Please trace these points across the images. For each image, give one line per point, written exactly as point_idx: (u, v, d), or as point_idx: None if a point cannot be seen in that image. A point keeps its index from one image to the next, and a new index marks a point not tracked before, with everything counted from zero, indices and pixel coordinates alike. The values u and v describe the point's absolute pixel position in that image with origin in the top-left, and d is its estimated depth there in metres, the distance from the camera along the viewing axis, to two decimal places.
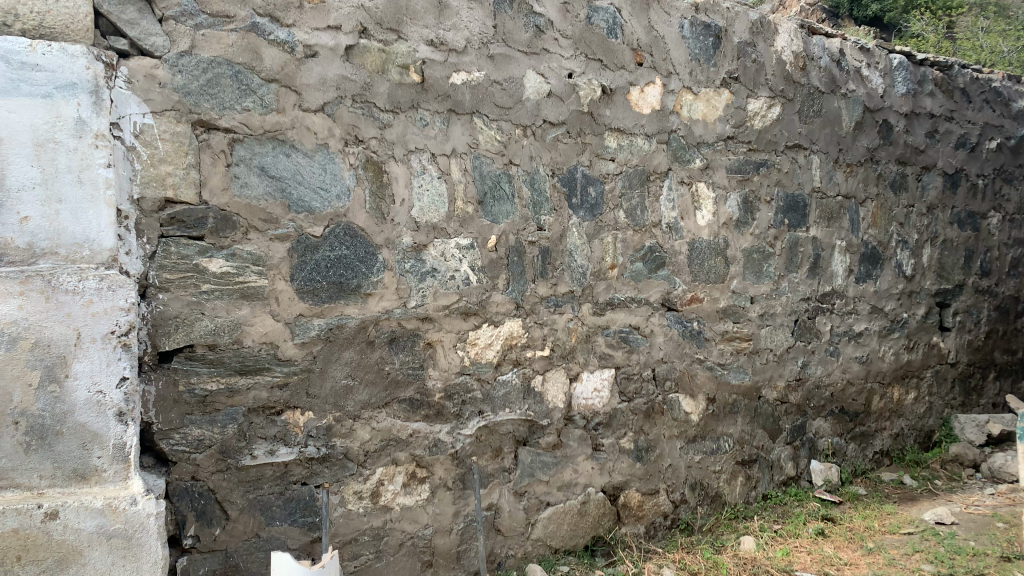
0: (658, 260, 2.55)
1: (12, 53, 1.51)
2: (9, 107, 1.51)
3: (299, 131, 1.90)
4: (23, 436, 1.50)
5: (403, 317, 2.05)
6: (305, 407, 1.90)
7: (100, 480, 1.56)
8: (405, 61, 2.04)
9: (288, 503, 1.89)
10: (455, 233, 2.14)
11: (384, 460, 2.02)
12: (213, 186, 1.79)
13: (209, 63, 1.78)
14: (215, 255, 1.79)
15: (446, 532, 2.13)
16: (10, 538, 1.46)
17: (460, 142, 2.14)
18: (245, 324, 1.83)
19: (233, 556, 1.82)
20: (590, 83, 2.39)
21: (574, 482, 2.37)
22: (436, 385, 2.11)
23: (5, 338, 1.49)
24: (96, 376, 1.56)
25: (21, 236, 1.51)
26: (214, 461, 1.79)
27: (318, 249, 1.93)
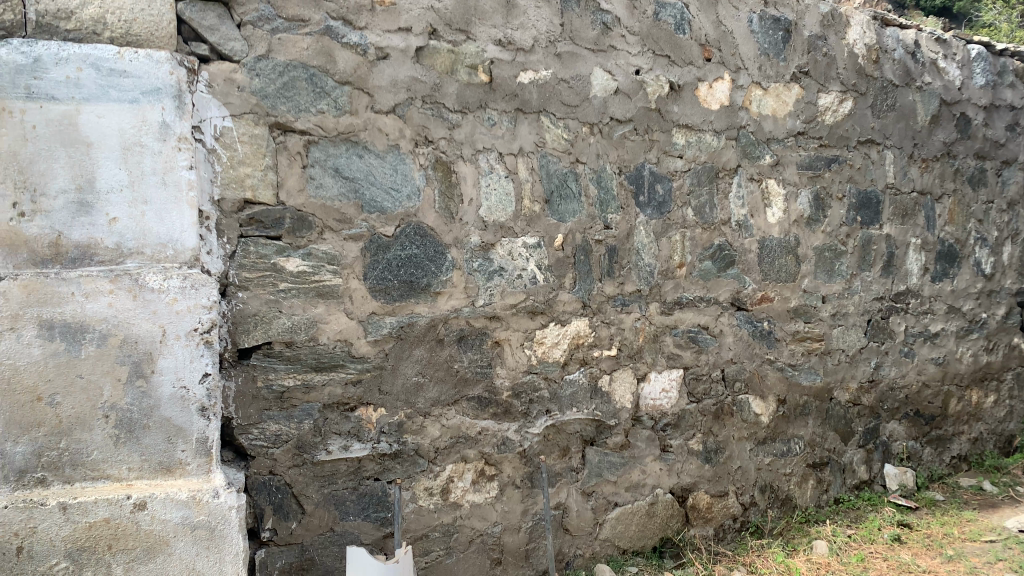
0: (728, 258, 2.51)
1: (102, 60, 1.58)
2: (99, 113, 1.57)
3: (372, 132, 1.93)
4: (113, 429, 1.56)
5: (472, 316, 2.06)
6: (377, 403, 1.94)
7: (184, 473, 1.62)
8: (473, 61, 2.06)
9: (361, 498, 1.92)
10: (522, 232, 2.14)
11: (453, 458, 2.04)
12: (290, 187, 1.83)
13: (285, 66, 1.82)
14: (292, 255, 1.83)
15: (515, 530, 2.14)
16: (102, 527, 1.52)
17: (527, 141, 2.15)
18: (321, 321, 1.86)
19: (309, 550, 1.86)
20: (658, 79, 2.36)
21: (642, 483, 2.35)
22: (504, 384, 2.12)
23: (96, 335, 1.55)
24: (180, 372, 1.61)
25: (110, 237, 1.58)
26: (291, 455, 1.83)
27: (389, 249, 1.96)
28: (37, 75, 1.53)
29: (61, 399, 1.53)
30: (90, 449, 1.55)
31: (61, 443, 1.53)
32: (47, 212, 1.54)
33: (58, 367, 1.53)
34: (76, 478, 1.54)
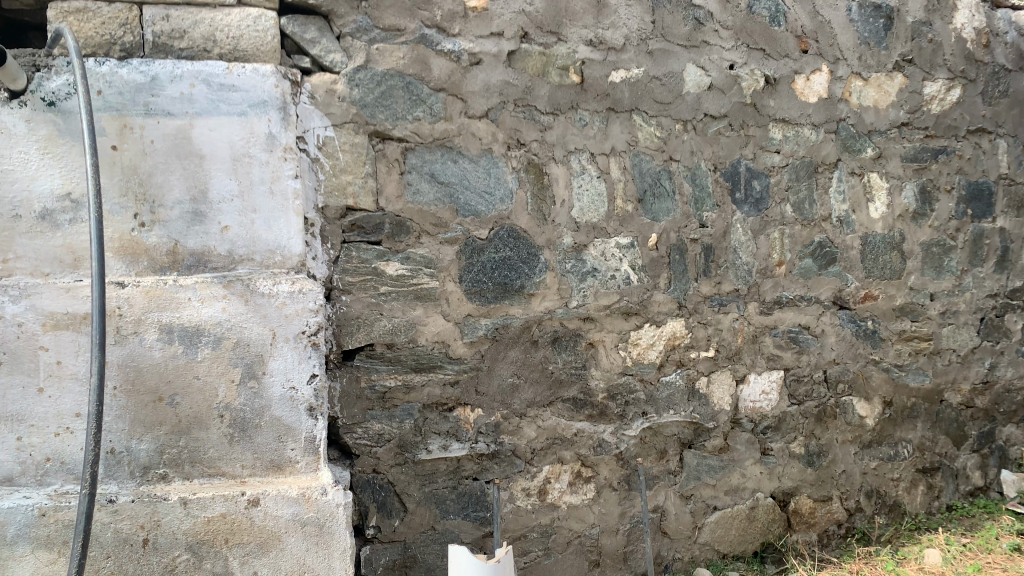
0: (829, 256, 2.43)
1: (212, 76, 1.66)
2: (211, 126, 1.66)
3: (466, 137, 1.97)
4: (227, 428, 1.64)
5: (566, 317, 2.06)
6: (474, 404, 1.97)
7: (294, 471, 1.68)
8: (565, 63, 2.06)
9: (461, 497, 1.95)
10: (615, 233, 2.13)
11: (550, 459, 2.05)
12: (388, 194, 1.89)
13: (383, 75, 1.88)
14: (392, 259, 1.89)
15: (613, 532, 2.13)
16: (219, 522, 1.59)
17: (619, 140, 2.13)
18: (420, 323, 1.91)
19: (411, 547, 1.91)
20: (753, 74, 2.30)
21: (742, 487, 2.30)
22: (599, 386, 2.11)
23: (211, 338, 1.63)
24: (289, 373, 1.67)
25: (222, 244, 1.67)
26: (393, 454, 1.89)
27: (484, 251, 1.98)
28: (155, 92, 1.63)
29: (180, 399, 1.61)
30: (206, 447, 1.63)
31: (181, 441, 1.62)
32: (165, 222, 1.64)
33: (177, 369, 1.61)
34: (194, 475, 1.62)
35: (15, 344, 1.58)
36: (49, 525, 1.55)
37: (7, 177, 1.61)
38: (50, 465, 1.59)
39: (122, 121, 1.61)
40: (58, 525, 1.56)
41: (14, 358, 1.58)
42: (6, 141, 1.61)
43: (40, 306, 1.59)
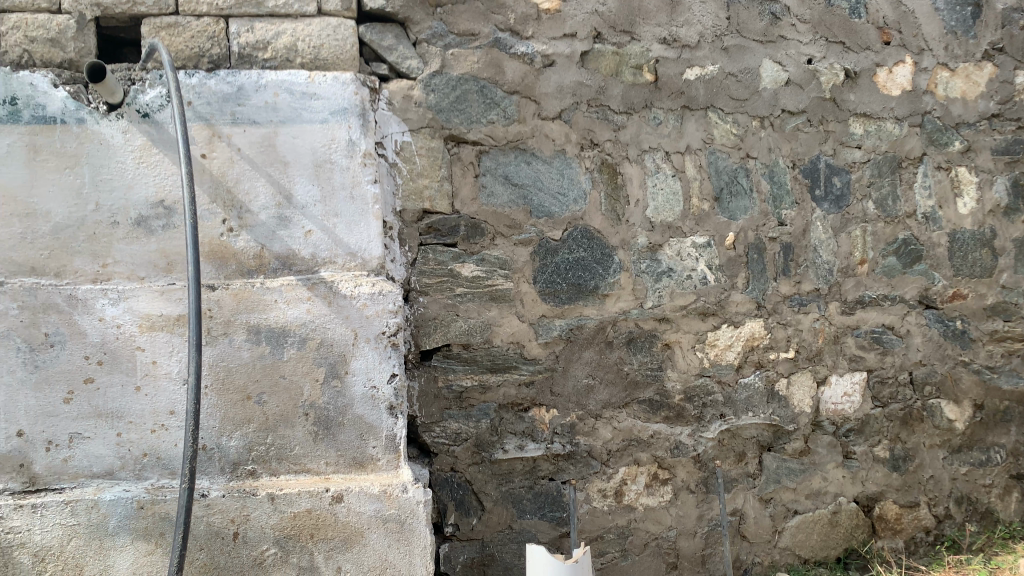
0: (914, 253, 2.33)
1: (295, 85, 1.73)
2: (294, 133, 1.73)
3: (539, 139, 1.99)
4: (312, 426, 1.69)
5: (641, 317, 2.05)
6: (549, 404, 1.98)
7: (376, 468, 1.73)
8: (639, 62, 2.05)
9: (537, 497, 1.96)
10: (691, 232, 2.10)
11: (627, 460, 2.04)
12: (463, 197, 1.94)
13: (458, 80, 1.92)
14: (467, 261, 1.93)
15: (690, 535, 2.10)
16: (304, 517, 1.64)
17: (694, 138, 2.11)
18: (495, 324, 1.94)
19: (489, 546, 1.93)
20: (832, 68, 2.23)
21: (824, 491, 2.24)
22: (676, 387, 2.08)
23: (296, 338, 1.69)
24: (371, 373, 1.72)
25: (306, 248, 1.73)
26: (471, 453, 1.92)
27: (558, 252, 2.00)
28: (241, 102, 1.71)
29: (267, 398, 1.68)
30: (292, 444, 1.69)
31: (268, 438, 1.68)
32: (251, 226, 1.71)
33: (264, 368, 1.67)
34: (281, 471, 1.68)
35: (115, 345, 1.66)
36: (147, 517, 1.62)
37: (106, 186, 1.70)
38: (147, 460, 1.66)
39: (211, 130, 1.69)
40: (155, 517, 1.63)
41: (113, 358, 1.66)
42: (105, 152, 1.70)
43: (136, 308, 1.67)
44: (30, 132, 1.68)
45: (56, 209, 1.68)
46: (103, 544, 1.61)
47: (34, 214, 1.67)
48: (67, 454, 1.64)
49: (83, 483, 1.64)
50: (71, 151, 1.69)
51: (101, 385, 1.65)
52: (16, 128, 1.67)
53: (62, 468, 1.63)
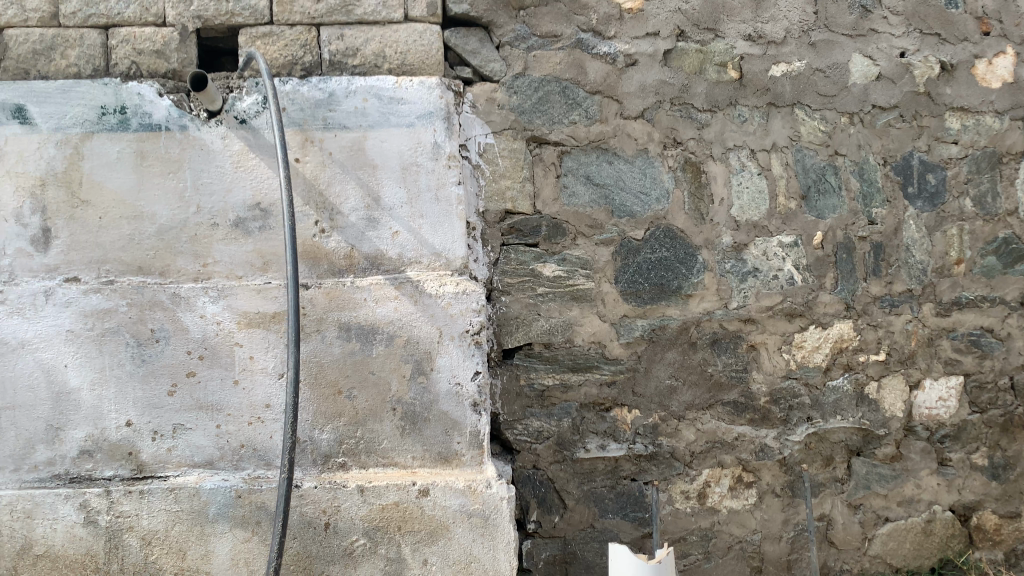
0: (1016, 253, 2.19)
1: (384, 91, 1.81)
2: (383, 137, 1.81)
3: (621, 138, 1.99)
4: (400, 420, 1.75)
5: (726, 318, 2.02)
6: (631, 405, 1.98)
7: (460, 463, 1.76)
8: (723, 59, 2.03)
9: (619, 497, 1.96)
10: (777, 231, 2.06)
11: (710, 462, 2.01)
12: (545, 197, 1.96)
13: (540, 81, 1.95)
14: (549, 261, 1.96)
15: (776, 539, 2.04)
16: (392, 509, 1.69)
17: (780, 135, 2.06)
18: (576, 324, 1.96)
19: (571, 544, 1.94)
20: (926, 60, 2.14)
21: (917, 498, 2.13)
22: (761, 389, 2.03)
23: (384, 335, 1.76)
24: (455, 370, 1.77)
25: (393, 248, 1.79)
26: (553, 452, 1.94)
27: (640, 252, 1.99)
28: (332, 107, 1.80)
29: (357, 393, 1.75)
30: (381, 439, 1.75)
31: (358, 432, 1.74)
32: (342, 227, 1.79)
33: (354, 364, 1.75)
34: (370, 464, 1.74)
35: (215, 340, 1.75)
36: (245, 505, 1.70)
37: (207, 189, 1.78)
38: (244, 451, 1.74)
39: (305, 136, 1.79)
40: (253, 506, 1.70)
41: (213, 353, 1.75)
42: (206, 156, 1.79)
43: (235, 305, 1.76)
44: (139, 139, 1.78)
45: (161, 211, 1.77)
46: (205, 530, 1.69)
47: (141, 217, 1.77)
48: (171, 444, 1.72)
49: (186, 471, 1.72)
50: (175, 156, 1.79)
51: (202, 379, 1.74)
52: (126, 135, 1.78)
53: (166, 457, 1.72)
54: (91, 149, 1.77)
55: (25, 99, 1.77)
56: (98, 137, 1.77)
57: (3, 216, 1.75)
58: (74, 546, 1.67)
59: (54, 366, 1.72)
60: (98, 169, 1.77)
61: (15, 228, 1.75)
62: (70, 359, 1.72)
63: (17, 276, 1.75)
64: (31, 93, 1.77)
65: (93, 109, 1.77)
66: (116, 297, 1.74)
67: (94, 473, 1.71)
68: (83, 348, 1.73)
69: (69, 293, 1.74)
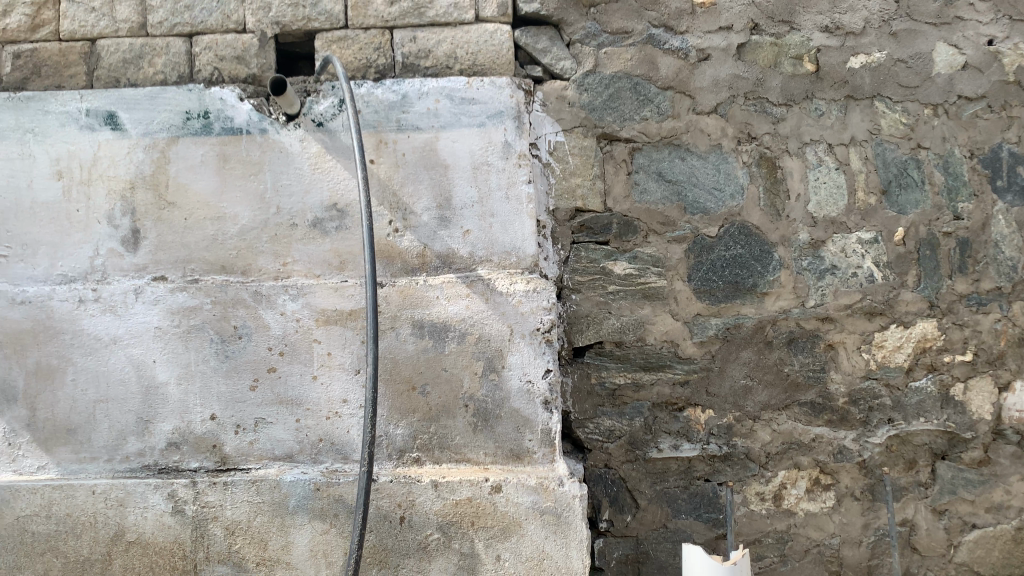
0: None
1: (455, 91, 1.84)
2: (454, 138, 1.84)
3: (694, 134, 1.97)
4: (472, 417, 1.77)
5: (803, 317, 1.97)
6: (705, 404, 1.95)
7: (532, 460, 1.77)
8: (799, 52, 1.99)
9: (693, 497, 1.94)
10: (857, 227, 1.99)
11: (786, 464, 1.96)
12: (616, 194, 1.96)
13: (611, 78, 1.95)
14: (620, 259, 1.95)
15: (855, 544, 1.96)
16: (466, 505, 1.71)
17: (859, 129, 2.00)
18: (648, 322, 1.94)
19: (643, 543, 1.93)
20: (1017, 48, 2.02)
21: (1006, 505, 1.99)
22: (840, 390, 1.97)
23: (456, 333, 1.78)
24: (526, 368, 1.78)
25: (464, 246, 1.82)
26: (624, 451, 1.94)
27: (714, 249, 1.97)
28: (405, 109, 1.84)
29: (430, 389, 1.78)
30: (453, 434, 1.77)
31: (431, 428, 1.77)
32: (415, 227, 1.82)
33: (428, 361, 1.78)
34: (444, 460, 1.77)
35: (295, 337, 1.80)
36: (323, 498, 1.74)
37: (286, 191, 1.84)
38: (322, 445, 1.78)
39: (379, 137, 1.83)
40: (330, 499, 1.74)
41: (293, 350, 1.80)
42: (285, 159, 1.84)
43: (314, 303, 1.81)
44: (221, 143, 1.85)
45: (243, 212, 1.83)
46: (285, 522, 1.74)
47: (224, 218, 1.83)
48: (253, 438, 1.78)
49: (267, 464, 1.78)
50: (255, 159, 1.84)
51: (282, 374, 1.79)
52: (209, 139, 1.85)
53: (248, 449, 1.78)
54: (177, 153, 1.85)
55: (116, 106, 1.85)
56: (183, 141, 1.84)
57: (97, 218, 1.84)
58: (163, 534, 1.74)
59: (143, 361, 1.80)
60: (183, 172, 1.84)
61: (107, 229, 1.84)
62: (158, 355, 1.80)
63: (109, 275, 1.83)
64: (121, 100, 1.85)
65: (178, 114, 1.85)
66: (202, 295, 1.81)
67: (181, 465, 1.78)
68: (170, 344, 1.80)
69: (157, 291, 1.81)
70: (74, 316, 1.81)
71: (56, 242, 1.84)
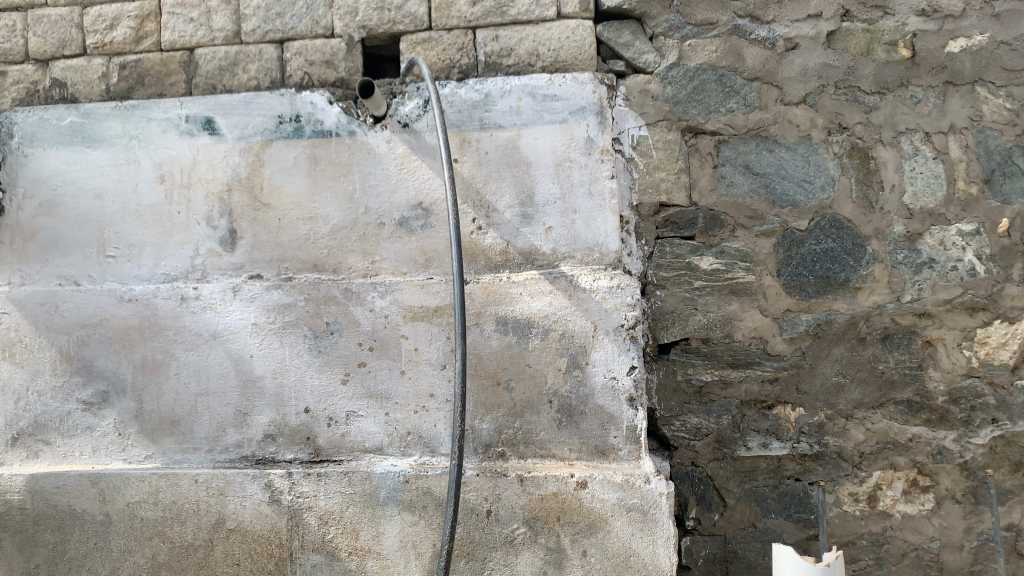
0: None
1: (537, 88, 1.85)
2: (537, 135, 1.85)
3: (782, 126, 1.93)
4: (557, 413, 1.78)
5: (898, 312, 1.90)
6: (795, 402, 1.91)
7: (618, 457, 1.76)
8: (893, 37, 1.91)
9: (783, 497, 1.90)
10: (956, 219, 1.91)
11: (881, 464, 1.89)
12: (702, 188, 1.93)
13: (696, 70, 1.92)
14: (706, 254, 1.92)
15: (956, 548, 1.88)
16: (551, 500, 1.73)
17: (959, 116, 1.91)
18: (736, 318, 1.91)
19: (732, 542, 1.90)
20: None
21: None
22: (939, 388, 1.89)
23: (540, 329, 1.80)
24: (611, 364, 1.78)
25: (547, 243, 1.83)
26: (712, 449, 1.91)
27: (804, 243, 1.92)
28: (488, 108, 1.86)
29: (515, 384, 1.79)
30: (538, 430, 1.78)
31: (516, 423, 1.79)
32: (498, 225, 1.84)
33: (512, 356, 1.80)
34: (529, 455, 1.78)
35: (383, 332, 1.85)
36: (412, 490, 1.78)
37: (374, 190, 1.89)
38: (411, 438, 1.82)
39: (462, 136, 1.86)
40: (419, 491, 1.78)
41: (382, 344, 1.84)
42: (373, 159, 1.89)
43: (401, 299, 1.85)
44: (312, 145, 1.91)
45: (333, 212, 1.89)
46: (375, 513, 1.79)
47: (315, 218, 1.90)
48: (345, 430, 1.84)
49: (358, 456, 1.83)
50: (344, 160, 1.90)
51: (372, 369, 1.84)
52: (301, 142, 1.91)
53: (340, 441, 1.84)
54: (270, 155, 1.92)
55: (214, 112, 1.93)
56: (276, 144, 1.91)
57: (197, 219, 1.93)
58: (261, 523, 1.81)
59: (242, 356, 1.88)
60: (277, 174, 1.91)
61: (207, 230, 1.92)
62: (255, 350, 1.87)
63: (208, 274, 1.92)
64: (218, 106, 1.93)
65: (271, 118, 1.92)
66: (295, 292, 1.87)
67: (277, 456, 1.85)
68: (266, 340, 1.87)
69: (253, 289, 1.89)
70: (177, 313, 1.90)
71: (160, 243, 1.93)
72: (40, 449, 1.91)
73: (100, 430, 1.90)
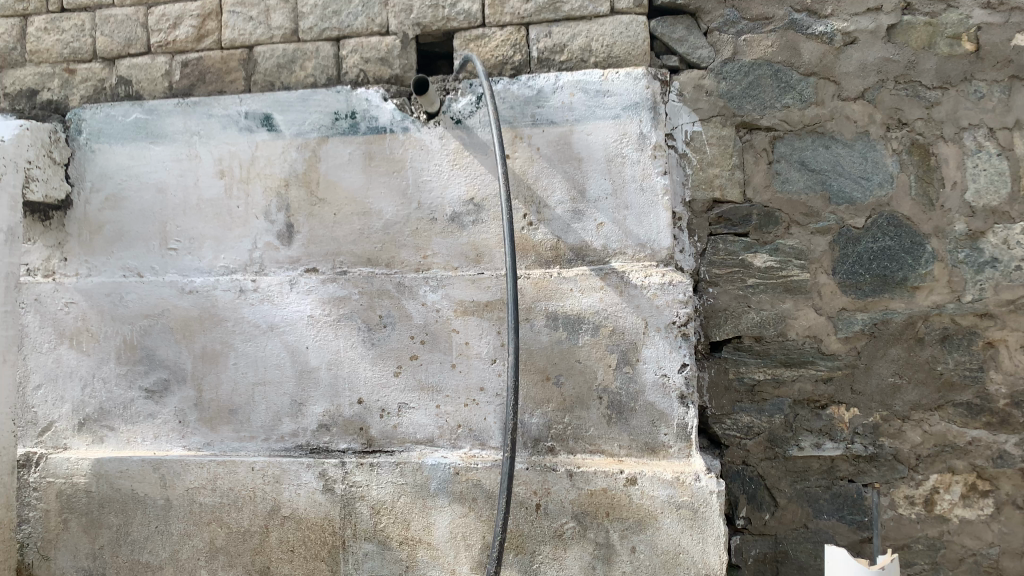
0: None
1: (590, 84, 1.85)
2: (589, 131, 1.85)
3: (839, 121, 1.90)
4: (606, 409, 1.78)
5: (958, 313, 1.85)
6: (850, 403, 1.88)
7: (668, 454, 1.76)
8: (956, 31, 1.87)
9: (836, 498, 1.87)
10: (1021, 217, 1.85)
11: (938, 467, 1.85)
12: (756, 184, 1.91)
13: (751, 66, 1.90)
14: (759, 251, 1.90)
15: (1016, 555, 1.84)
16: (601, 495, 1.73)
17: None
18: (789, 317, 1.89)
19: (783, 542, 1.89)
20: None
21: None
22: (1000, 391, 1.84)
23: (590, 325, 1.80)
24: (661, 361, 1.77)
25: (598, 239, 1.84)
26: (763, 448, 1.90)
27: (861, 241, 1.89)
28: (541, 104, 1.87)
29: (565, 379, 1.80)
30: (588, 425, 1.79)
31: (566, 418, 1.80)
32: (550, 220, 1.85)
33: (562, 352, 1.81)
34: (579, 450, 1.79)
35: (435, 326, 1.87)
36: (462, 482, 1.80)
37: (427, 186, 1.91)
38: (461, 431, 1.85)
39: (515, 132, 1.87)
40: (469, 483, 1.80)
41: (434, 338, 1.87)
42: (426, 155, 1.91)
43: (453, 294, 1.87)
44: (367, 142, 1.94)
45: (387, 208, 1.92)
46: (426, 504, 1.81)
47: (370, 213, 1.93)
48: (397, 421, 1.87)
49: (410, 447, 1.86)
50: (398, 156, 1.92)
51: (423, 361, 1.87)
52: (356, 138, 1.94)
53: (392, 433, 1.87)
54: (326, 151, 1.95)
55: (272, 109, 1.97)
56: (332, 140, 1.95)
57: (255, 213, 1.97)
58: (315, 510, 1.85)
59: (297, 347, 1.92)
60: (333, 169, 1.95)
61: (264, 224, 1.97)
62: (310, 342, 1.92)
63: (266, 267, 1.97)
64: (276, 103, 1.97)
65: (328, 115, 1.95)
66: (350, 286, 1.91)
67: (331, 446, 1.89)
68: (322, 332, 1.91)
69: (310, 282, 1.93)
70: (235, 304, 1.95)
71: (220, 236, 1.99)
72: (105, 434, 1.99)
73: (161, 417, 1.97)
